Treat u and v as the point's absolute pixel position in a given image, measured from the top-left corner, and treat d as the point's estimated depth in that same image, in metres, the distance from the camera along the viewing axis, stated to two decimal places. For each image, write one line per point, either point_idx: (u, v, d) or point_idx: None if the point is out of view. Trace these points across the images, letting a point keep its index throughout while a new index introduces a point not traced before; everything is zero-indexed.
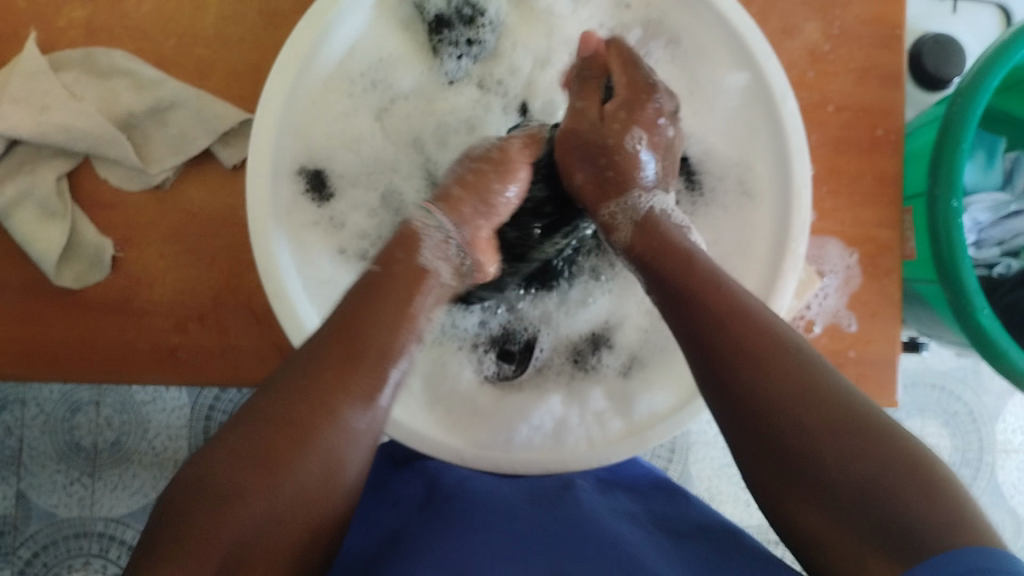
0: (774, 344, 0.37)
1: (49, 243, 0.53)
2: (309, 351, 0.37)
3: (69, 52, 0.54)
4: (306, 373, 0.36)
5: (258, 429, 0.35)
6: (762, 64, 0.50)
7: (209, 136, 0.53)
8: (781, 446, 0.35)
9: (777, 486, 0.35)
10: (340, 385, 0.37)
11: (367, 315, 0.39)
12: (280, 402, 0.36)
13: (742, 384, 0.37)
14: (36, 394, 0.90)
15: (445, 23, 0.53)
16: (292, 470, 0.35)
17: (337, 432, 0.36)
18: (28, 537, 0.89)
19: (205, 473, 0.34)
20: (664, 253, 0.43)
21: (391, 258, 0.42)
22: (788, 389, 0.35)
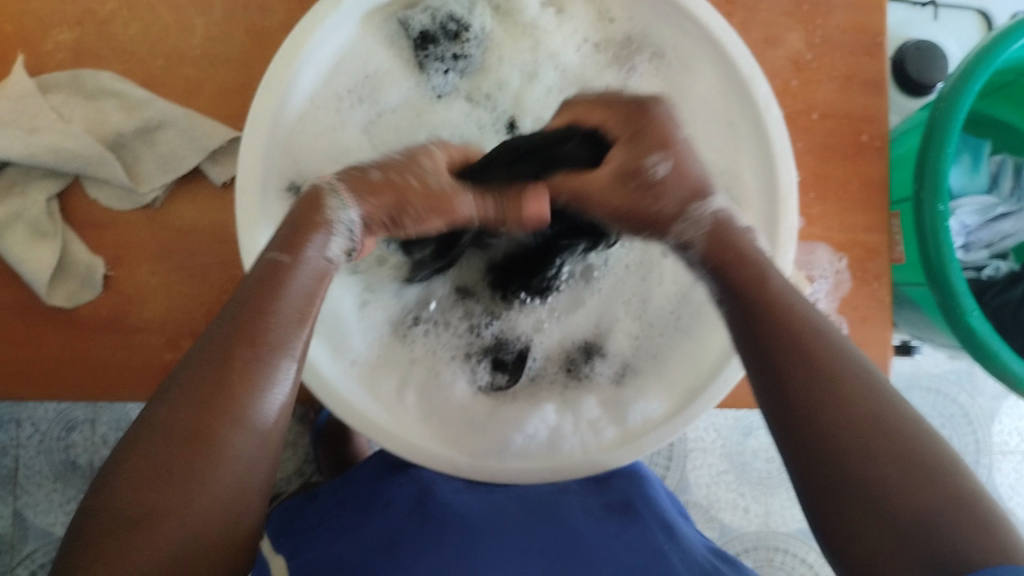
0: (822, 354, 0.35)
1: (39, 264, 0.53)
2: (214, 345, 0.35)
3: (56, 73, 0.54)
4: (215, 374, 0.34)
5: (160, 449, 0.33)
6: (748, 77, 0.51)
7: (198, 153, 0.53)
8: (828, 469, 0.33)
9: (826, 499, 0.33)
10: (243, 386, 0.35)
11: (276, 306, 0.37)
12: (183, 413, 0.34)
13: (796, 387, 0.35)
14: (31, 414, 0.90)
15: (430, 39, 0.53)
16: (200, 483, 0.33)
17: (244, 435, 0.34)
18: (25, 556, 0.89)
19: (105, 502, 0.32)
20: (739, 264, 0.40)
21: (289, 240, 0.39)
22: (849, 399, 0.34)
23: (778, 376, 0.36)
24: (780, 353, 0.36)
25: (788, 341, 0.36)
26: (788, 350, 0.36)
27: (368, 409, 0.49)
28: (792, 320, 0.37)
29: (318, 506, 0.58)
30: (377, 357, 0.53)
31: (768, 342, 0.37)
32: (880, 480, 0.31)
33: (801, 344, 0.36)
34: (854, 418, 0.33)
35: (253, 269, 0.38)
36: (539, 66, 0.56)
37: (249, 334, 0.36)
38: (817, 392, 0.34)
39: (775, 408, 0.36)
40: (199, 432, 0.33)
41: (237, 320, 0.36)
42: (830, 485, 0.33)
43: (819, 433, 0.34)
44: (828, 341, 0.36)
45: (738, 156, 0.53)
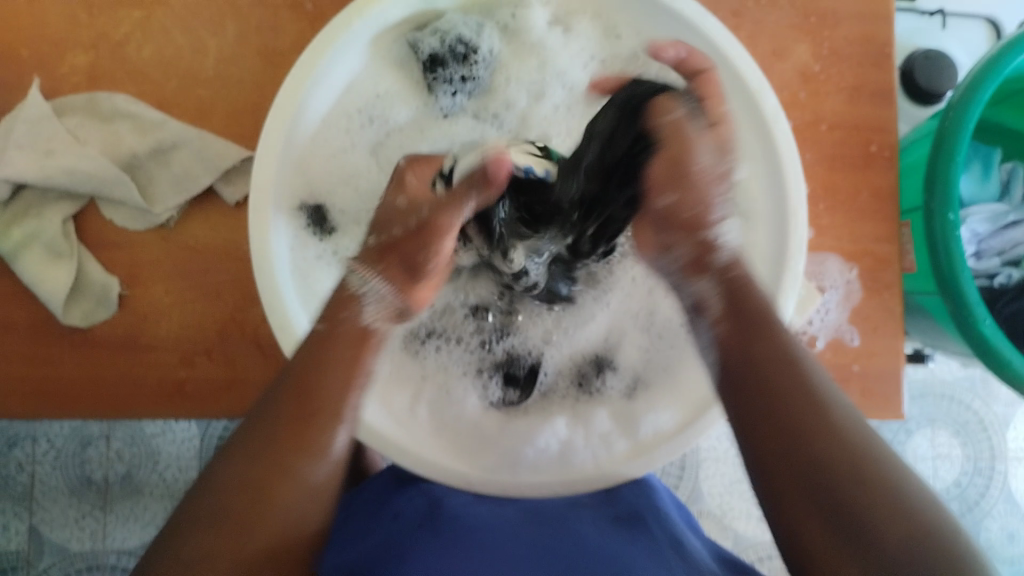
0: (807, 398, 0.41)
1: (57, 282, 0.53)
2: (271, 414, 0.41)
3: (71, 96, 0.55)
4: (266, 441, 0.41)
5: (224, 492, 0.39)
6: (757, 92, 0.51)
7: (212, 173, 0.54)
8: (798, 495, 0.39)
9: (798, 513, 0.39)
10: (298, 445, 0.41)
11: (321, 381, 0.42)
12: (242, 470, 0.40)
13: (761, 412, 0.42)
14: (47, 430, 0.90)
15: (439, 61, 0.52)
16: (261, 524, 0.39)
17: (293, 490, 0.40)
18: (40, 571, 0.90)
19: (179, 537, 0.38)
20: (746, 302, 0.45)
21: (336, 317, 0.45)
22: (807, 423, 0.40)
23: (763, 407, 0.42)
24: (770, 391, 0.42)
25: (779, 383, 0.42)
26: (775, 399, 0.41)
27: (383, 425, 0.49)
28: (783, 363, 0.42)
29: None
30: (388, 373, 0.54)
31: (762, 373, 0.42)
32: (844, 496, 0.37)
33: (787, 385, 0.42)
34: (821, 452, 0.39)
35: (302, 342, 0.44)
36: (547, 86, 0.56)
37: (301, 401, 0.42)
38: (795, 426, 0.40)
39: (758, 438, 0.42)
40: (259, 484, 0.40)
41: (292, 390, 0.42)
42: (816, 507, 0.38)
43: (792, 464, 0.39)
44: (803, 378, 0.42)
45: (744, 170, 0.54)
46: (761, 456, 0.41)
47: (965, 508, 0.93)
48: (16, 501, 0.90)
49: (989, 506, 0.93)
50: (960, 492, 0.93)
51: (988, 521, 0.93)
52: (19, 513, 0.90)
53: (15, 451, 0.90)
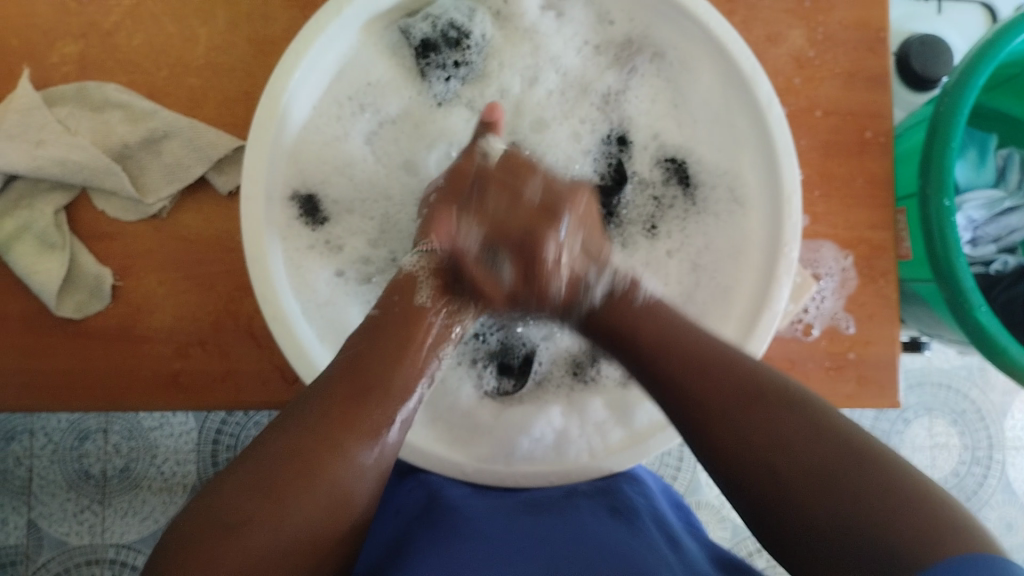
0: (743, 383, 0.41)
1: (48, 275, 0.53)
2: (328, 391, 0.41)
3: (62, 87, 0.55)
4: (322, 414, 0.40)
5: (268, 465, 0.38)
6: (750, 76, 0.50)
7: (203, 163, 0.54)
8: (755, 482, 0.38)
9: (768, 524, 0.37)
10: (346, 423, 0.40)
11: (385, 367, 0.43)
12: (293, 439, 0.39)
13: (719, 417, 0.40)
14: (44, 424, 0.91)
15: (431, 47, 0.54)
16: (301, 497, 0.37)
17: (344, 465, 0.39)
18: (40, 565, 0.89)
19: (217, 506, 0.36)
20: (626, 338, 0.46)
21: (390, 302, 0.46)
22: (756, 418, 0.39)
23: (698, 408, 0.41)
24: (697, 394, 0.42)
25: (704, 380, 0.42)
26: (704, 402, 0.41)
27: None
28: (711, 353, 0.43)
29: None
30: None
31: (681, 370, 0.43)
32: (791, 475, 0.37)
33: (719, 372, 0.42)
34: (757, 420, 0.39)
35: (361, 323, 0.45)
36: (541, 70, 0.55)
37: (354, 381, 0.41)
38: (730, 416, 0.40)
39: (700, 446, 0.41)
40: (311, 455, 0.38)
41: (347, 372, 0.42)
42: (742, 479, 0.39)
43: (737, 460, 0.39)
44: (750, 370, 0.42)
45: (737, 154, 0.53)
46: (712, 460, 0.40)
47: (963, 496, 0.93)
48: (14, 495, 0.90)
49: (987, 495, 0.93)
50: (958, 480, 0.93)
51: (987, 510, 0.93)
52: (17, 507, 0.89)
53: (13, 444, 0.90)
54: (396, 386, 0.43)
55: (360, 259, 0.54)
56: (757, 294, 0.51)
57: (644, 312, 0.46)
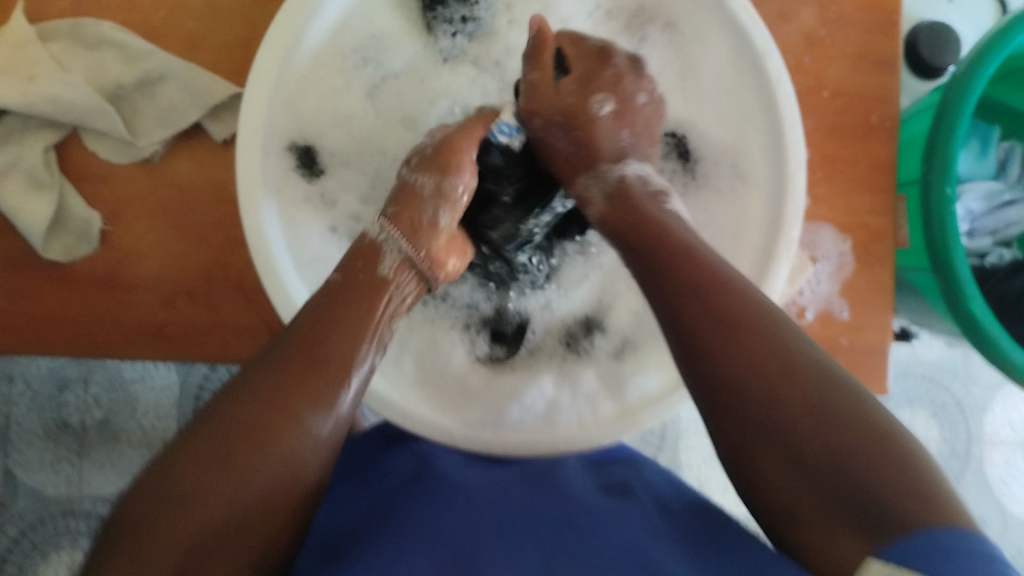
0: (728, 291, 0.36)
1: (35, 215, 0.52)
2: (282, 351, 0.37)
3: (57, 22, 0.54)
4: (275, 378, 0.36)
5: (224, 434, 0.34)
6: (761, 50, 0.50)
7: (199, 109, 0.53)
8: (727, 425, 0.33)
9: (757, 466, 0.32)
10: (302, 389, 0.36)
11: (332, 320, 0.39)
12: (246, 413, 0.35)
13: (712, 347, 0.34)
14: (24, 370, 0.90)
15: (439, 1, 0.53)
16: (257, 471, 0.34)
17: (297, 438, 0.35)
18: (14, 514, 0.88)
19: (167, 479, 0.33)
20: (642, 227, 0.41)
21: (353, 266, 0.42)
22: (751, 344, 0.33)
23: (699, 351, 0.35)
24: (712, 343, 0.34)
25: (718, 321, 0.35)
26: (717, 348, 0.34)
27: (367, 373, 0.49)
28: (719, 283, 0.36)
29: None
30: None
31: (694, 317, 0.35)
32: (796, 419, 0.31)
33: (728, 313, 0.35)
34: (742, 352, 0.33)
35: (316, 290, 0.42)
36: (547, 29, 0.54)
37: (312, 346, 0.37)
38: (738, 370, 0.33)
39: (709, 404, 0.34)
40: (255, 432, 0.34)
41: (298, 332, 0.38)
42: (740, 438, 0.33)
43: (743, 410, 0.33)
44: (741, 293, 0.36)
45: (743, 130, 0.53)
46: (719, 426, 0.34)
47: None
48: None
49: (965, 491, 0.94)
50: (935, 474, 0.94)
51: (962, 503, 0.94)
52: None
53: None
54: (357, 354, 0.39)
55: (351, 216, 0.53)
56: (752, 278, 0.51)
57: (654, 212, 0.41)
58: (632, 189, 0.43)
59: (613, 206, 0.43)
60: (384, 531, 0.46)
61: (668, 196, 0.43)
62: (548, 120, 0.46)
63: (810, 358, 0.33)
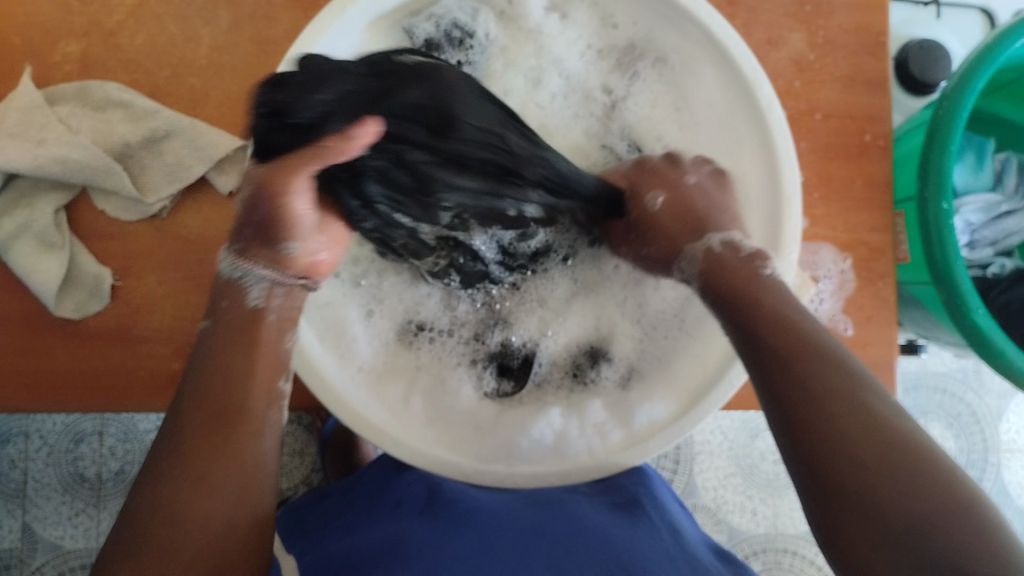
0: (808, 342, 0.38)
1: (48, 274, 0.53)
2: (171, 422, 0.39)
3: (63, 85, 0.55)
4: (177, 456, 0.37)
5: (137, 517, 0.36)
6: (751, 80, 0.50)
7: (204, 164, 0.54)
8: (814, 468, 0.34)
9: (834, 511, 0.33)
10: (203, 450, 0.38)
11: (207, 372, 0.40)
12: (163, 496, 0.36)
13: (800, 394, 0.36)
14: (39, 427, 0.90)
15: (434, 47, 0.53)
16: (169, 541, 0.35)
17: (212, 497, 0.37)
18: (34, 570, 0.89)
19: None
20: (733, 281, 0.42)
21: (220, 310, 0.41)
22: (836, 403, 0.35)
23: (790, 423, 0.36)
24: (803, 410, 0.36)
25: (810, 393, 0.36)
26: (813, 413, 0.35)
27: (375, 415, 0.48)
28: (814, 359, 0.37)
29: (327, 507, 0.59)
30: (382, 365, 0.52)
31: (791, 392, 0.36)
32: (885, 493, 0.32)
33: (821, 394, 0.36)
34: (828, 411, 0.35)
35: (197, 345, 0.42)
36: (543, 73, 0.55)
37: (201, 402, 0.39)
38: (823, 427, 0.35)
39: (800, 463, 0.35)
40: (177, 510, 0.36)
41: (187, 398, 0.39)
42: (820, 477, 0.34)
43: (827, 452, 0.34)
44: (830, 351, 0.38)
45: (738, 159, 0.53)
46: (806, 477, 0.35)
47: None
48: (8, 498, 0.89)
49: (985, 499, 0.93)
50: None
51: None
52: (11, 511, 0.89)
53: (7, 448, 0.90)
54: (257, 398, 0.40)
55: (353, 260, 0.54)
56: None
57: (754, 283, 0.42)
58: (725, 252, 0.44)
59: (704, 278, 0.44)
60: (407, 551, 0.46)
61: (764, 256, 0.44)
62: (628, 244, 0.52)
63: (893, 428, 0.34)
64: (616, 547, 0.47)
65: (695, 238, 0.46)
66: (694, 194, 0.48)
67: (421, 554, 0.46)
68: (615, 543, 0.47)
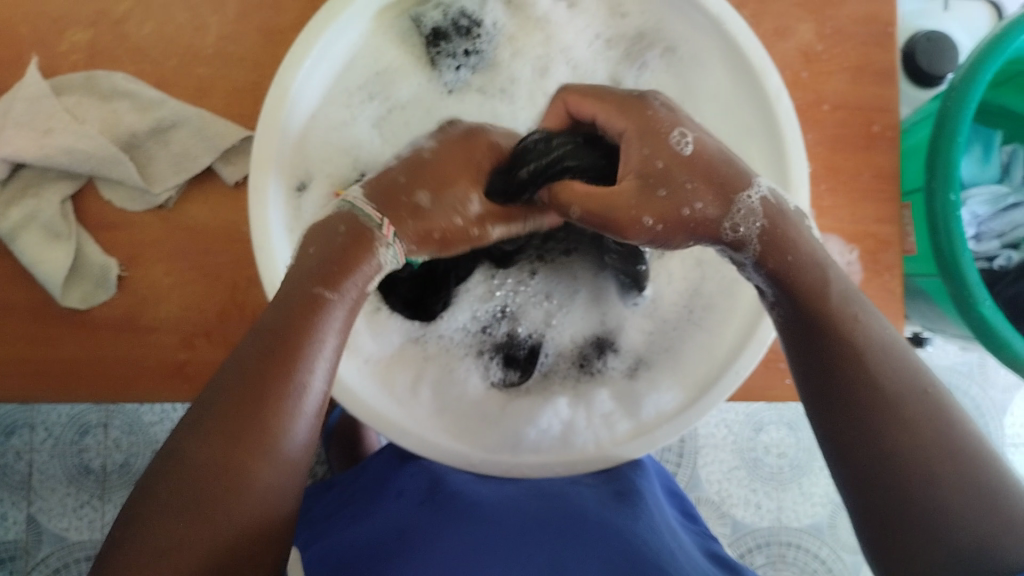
0: (883, 342, 0.38)
1: (54, 265, 0.53)
2: (242, 369, 0.37)
3: (70, 75, 0.55)
4: (246, 413, 0.36)
5: (210, 448, 0.35)
6: (758, 68, 0.50)
7: (211, 153, 0.54)
8: (876, 467, 0.37)
9: (886, 516, 0.36)
10: (273, 400, 0.36)
11: (307, 338, 0.37)
12: (217, 449, 0.35)
13: (868, 393, 0.37)
14: (44, 418, 0.90)
15: (442, 35, 0.53)
16: (233, 494, 0.35)
17: (272, 470, 0.36)
18: (39, 561, 0.89)
19: (153, 514, 0.34)
20: (801, 272, 0.38)
21: (308, 259, 0.39)
22: (908, 412, 0.37)
23: (847, 414, 0.38)
24: (870, 414, 0.37)
25: (883, 396, 0.37)
26: (885, 417, 0.37)
27: (384, 405, 0.48)
28: (889, 363, 0.38)
29: (335, 498, 0.59)
30: (390, 356, 0.52)
31: (850, 388, 0.38)
32: (942, 505, 0.35)
33: (877, 398, 0.37)
34: (893, 418, 0.37)
35: (294, 290, 0.38)
36: (551, 61, 0.55)
37: (281, 354, 0.37)
38: (892, 435, 0.36)
39: (852, 458, 0.38)
40: (233, 472, 0.35)
41: (262, 343, 0.37)
42: (878, 479, 0.37)
43: (892, 460, 0.36)
44: (901, 352, 0.38)
45: (747, 147, 0.52)
46: (863, 475, 0.37)
47: None
48: (14, 490, 0.90)
49: None
50: None
51: None
52: (17, 502, 0.90)
53: (13, 439, 0.90)
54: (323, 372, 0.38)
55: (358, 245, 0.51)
56: (750, 319, 0.50)
57: (808, 266, 0.39)
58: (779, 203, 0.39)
59: (765, 240, 0.39)
60: (411, 546, 0.46)
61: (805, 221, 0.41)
62: (657, 210, 0.38)
63: (939, 434, 0.36)
64: (619, 538, 0.47)
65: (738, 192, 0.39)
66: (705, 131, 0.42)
67: (423, 549, 0.46)
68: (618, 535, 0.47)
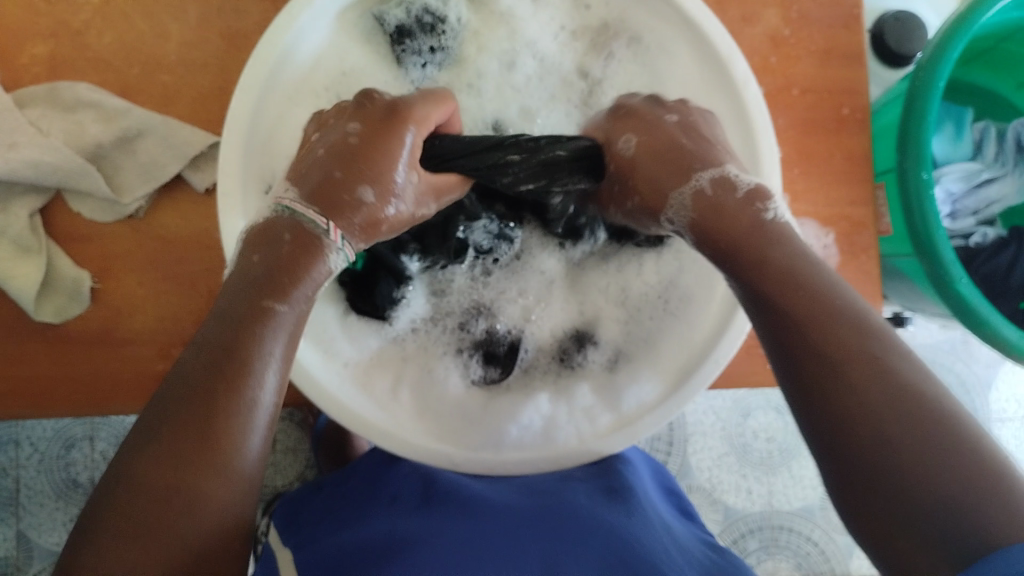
0: (845, 311, 0.35)
1: (26, 278, 0.53)
2: (189, 380, 0.35)
3: (32, 88, 0.54)
4: (193, 424, 0.34)
5: (157, 461, 0.33)
6: (726, 57, 0.51)
7: (179, 162, 0.53)
8: (856, 447, 0.32)
9: (862, 493, 0.31)
10: (223, 407, 0.35)
11: (253, 349, 0.36)
12: (165, 458, 0.33)
13: (815, 356, 0.34)
14: (29, 433, 0.89)
15: (406, 33, 0.52)
16: (187, 507, 0.33)
17: (226, 486, 0.34)
18: None
19: (100, 529, 0.32)
20: (745, 244, 0.37)
21: (252, 266, 0.38)
22: (862, 378, 0.32)
23: (805, 392, 0.34)
24: (827, 388, 0.33)
25: (832, 363, 0.33)
26: (839, 385, 0.33)
27: (362, 408, 0.48)
28: (838, 326, 0.34)
29: (323, 501, 0.59)
30: (369, 360, 0.51)
31: (805, 357, 0.34)
32: (909, 474, 0.30)
33: (849, 371, 0.33)
34: (854, 385, 0.32)
35: (235, 301, 0.37)
36: (518, 55, 0.54)
37: (226, 361, 0.35)
38: (858, 407, 0.32)
39: (828, 437, 0.33)
40: (185, 484, 0.33)
41: (206, 353, 0.36)
42: (844, 454, 0.32)
43: (850, 432, 0.32)
44: (859, 317, 0.35)
45: None
46: (835, 451, 0.32)
47: None
48: (1, 507, 0.89)
49: None
50: None
51: None
52: (5, 519, 0.89)
53: None
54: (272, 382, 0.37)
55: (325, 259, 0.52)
56: (726, 310, 0.51)
57: (751, 232, 0.38)
58: (718, 193, 0.39)
59: (698, 227, 0.39)
60: (410, 543, 0.46)
61: (766, 197, 0.39)
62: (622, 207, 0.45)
63: (905, 395, 0.32)
64: (614, 534, 0.47)
65: (682, 179, 0.40)
66: (675, 132, 0.43)
67: (421, 546, 0.46)
68: (614, 532, 0.47)
